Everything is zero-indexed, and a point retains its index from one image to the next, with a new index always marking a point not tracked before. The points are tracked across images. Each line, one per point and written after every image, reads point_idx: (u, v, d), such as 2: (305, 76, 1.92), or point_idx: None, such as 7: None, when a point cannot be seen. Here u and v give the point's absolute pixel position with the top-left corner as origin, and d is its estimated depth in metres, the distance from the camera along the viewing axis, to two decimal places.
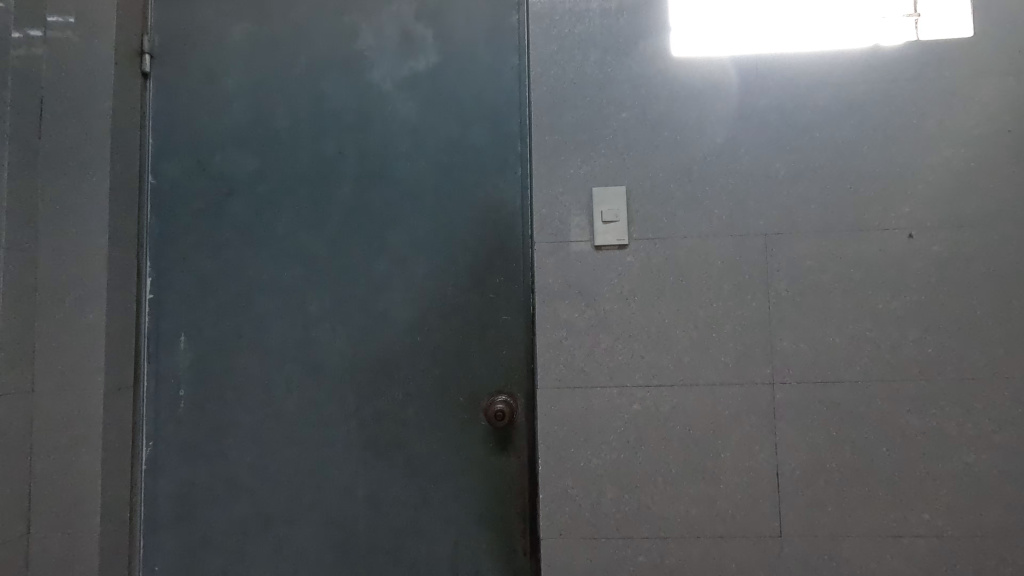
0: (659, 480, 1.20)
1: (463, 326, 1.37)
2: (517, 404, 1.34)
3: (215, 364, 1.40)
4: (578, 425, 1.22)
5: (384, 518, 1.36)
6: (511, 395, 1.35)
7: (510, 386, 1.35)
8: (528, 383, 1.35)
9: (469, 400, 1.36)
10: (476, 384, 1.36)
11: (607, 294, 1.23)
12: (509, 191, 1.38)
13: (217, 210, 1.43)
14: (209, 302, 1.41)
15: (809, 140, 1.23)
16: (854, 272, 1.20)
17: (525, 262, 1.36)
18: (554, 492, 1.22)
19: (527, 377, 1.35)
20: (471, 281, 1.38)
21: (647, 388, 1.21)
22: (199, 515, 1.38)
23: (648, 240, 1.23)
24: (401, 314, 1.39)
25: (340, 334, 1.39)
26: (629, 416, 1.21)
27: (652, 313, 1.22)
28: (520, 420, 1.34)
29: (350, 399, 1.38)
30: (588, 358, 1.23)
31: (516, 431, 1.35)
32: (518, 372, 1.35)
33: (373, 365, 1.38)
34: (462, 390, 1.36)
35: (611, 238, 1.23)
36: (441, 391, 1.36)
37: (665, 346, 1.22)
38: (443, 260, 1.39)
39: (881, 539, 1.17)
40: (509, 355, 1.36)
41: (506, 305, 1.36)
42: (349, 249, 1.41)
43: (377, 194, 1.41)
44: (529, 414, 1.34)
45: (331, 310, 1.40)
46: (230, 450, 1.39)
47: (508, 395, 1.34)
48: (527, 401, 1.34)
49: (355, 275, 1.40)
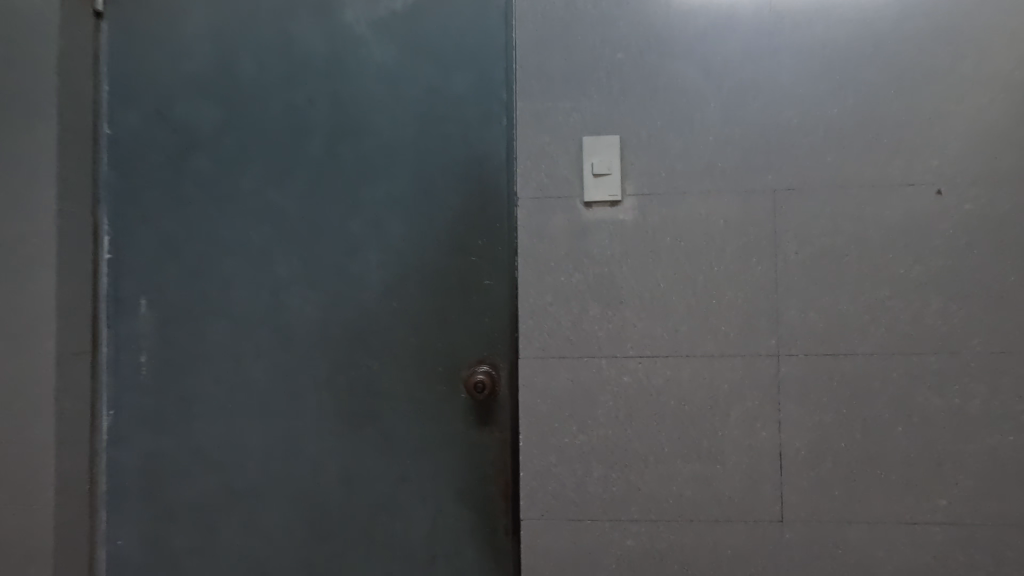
0: (650, 459, 1.10)
1: (443, 292, 1.27)
2: (500, 374, 1.25)
3: (179, 330, 1.31)
4: (563, 398, 1.12)
5: (358, 494, 1.28)
6: (494, 365, 1.25)
7: (493, 356, 1.25)
8: (512, 354, 1.24)
9: (449, 371, 1.26)
10: (456, 354, 1.26)
11: (597, 256, 1.12)
12: (493, 144, 1.26)
13: (179, 164, 1.32)
14: (171, 264, 1.31)
15: (827, 84, 1.09)
16: (873, 234, 1.08)
17: (510, 222, 1.25)
18: (536, 470, 1.12)
19: (511, 346, 1.24)
20: (451, 242, 1.27)
21: (639, 359, 1.11)
22: (164, 489, 1.31)
23: (643, 196, 1.11)
24: (376, 278, 1.28)
25: (311, 299, 1.29)
26: (618, 389, 1.11)
27: (647, 277, 1.11)
28: (503, 392, 1.25)
29: (322, 368, 1.29)
30: (574, 326, 1.12)
31: (499, 405, 1.25)
32: (502, 342, 1.25)
33: (347, 333, 1.28)
34: (441, 359, 1.26)
35: (602, 193, 1.11)
36: (419, 361, 1.27)
37: (659, 313, 1.11)
38: (421, 220, 1.28)
39: (891, 527, 1.07)
40: (491, 323, 1.25)
41: (489, 269, 1.25)
42: (321, 207, 1.30)
43: (352, 147, 1.30)
44: (512, 386, 1.24)
45: (301, 273, 1.30)
46: (195, 420, 1.31)
47: (490, 365, 1.25)
48: (510, 372, 1.24)
49: (328, 235, 1.30)
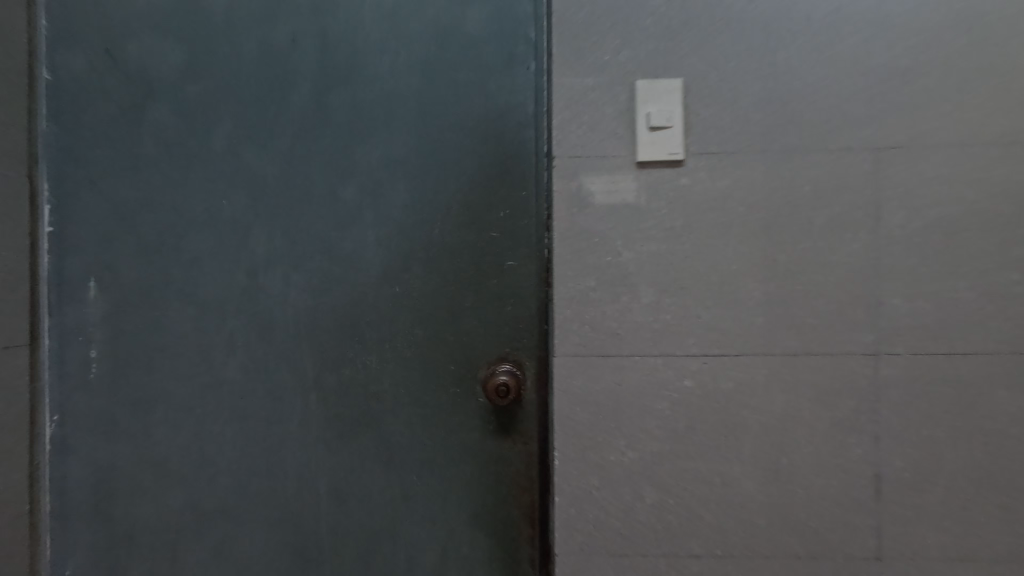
0: (715, 481, 0.90)
1: (456, 274, 1.04)
2: (525, 375, 1.03)
3: (138, 319, 1.08)
4: (608, 406, 0.90)
5: (353, 517, 1.07)
6: (518, 364, 1.03)
7: (517, 353, 1.03)
8: (540, 349, 1.03)
9: (464, 371, 1.04)
10: (473, 350, 1.04)
11: (653, 232, 0.90)
12: (518, 94, 1.03)
13: (134, 117, 1.08)
14: (127, 238, 1.08)
15: (944, 13, 0.87)
16: (999, 203, 0.86)
17: (538, 190, 1.03)
18: (574, 494, 0.91)
19: (539, 341, 1.03)
20: (466, 214, 1.04)
21: (703, 358, 0.89)
22: (122, 509, 1.09)
23: (710, 154, 0.89)
24: (375, 258, 1.06)
25: (297, 282, 1.07)
26: (676, 395, 0.90)
27: (713, 257, 0.89)
28: (530, 396, 1.03)
29: (310, 366, 1.07)
30: (622, 317, 0.90)
31: (524, 411, 1.03)
32: (528, 335, 1.03)
33: (340, 324, 1.06)
34: (454, 357, 1.04)
35: (659, 151, 0.89)
36: (427, 359, 1.05)
37: (728, 302, 0.89)
38: (430, 186, 1.05)
39: (1013, 566, 0.87)
40: (515, 313, 1.03)
41: (513, 247, 1.03)
42: (308, 172, 1.07)
43: (345, 98, 1.06)
44: (540, 388, 1.03)
45: (284, 252, 1.07)
46: (157, 427, 1.09)
47: (514, 363, 1.03)
48: (538, 371, 1.03)
49: (317, 206, 1.07)
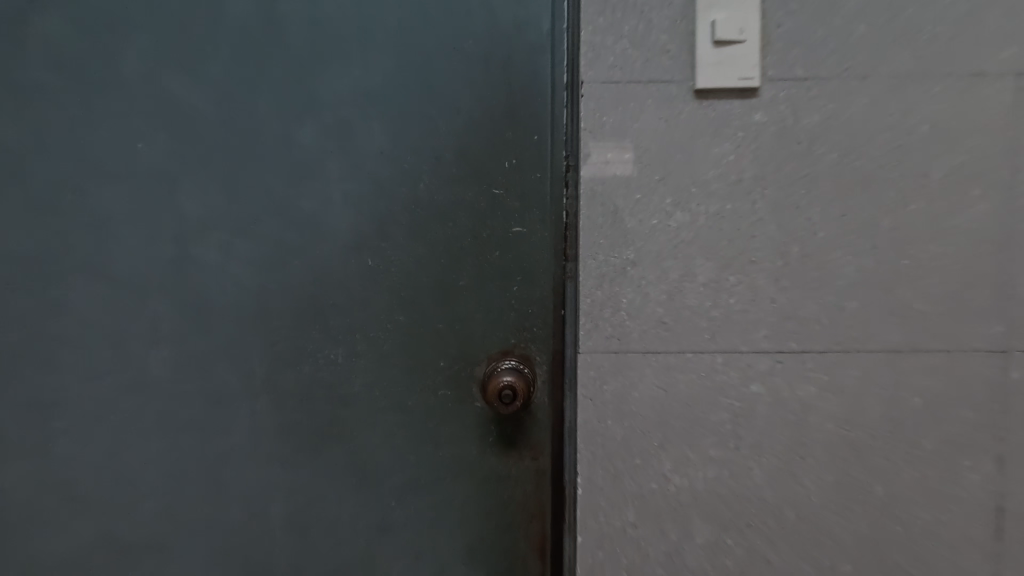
0: (789, 516, 0.68)
1: (448, 245, 0.81)
2: (536, 374, 0.81)
3: (28, 299, 0.83)
4: (650, 420, 0.68)
5: (317, 552, 0.84)
6: (527, 360, 0.80)
7: (526, 346, 0.81)
8: (555, 342, 0.80)
9: (458, 368, 0.81)
10: (469, 342, 0.81)
11: (714, 186, 0.67)
12: (530, 7, 0.79)
13: (18, 31, 0.81)
14: (10, 194, 0.82)
15: None
16: None
17: (556, 135, 0.79)
18: (604, 533, 0.69)
19: (554, 331, 0.80)
20: (461, 165, 0.80)
21: (777, 357, 0.67)
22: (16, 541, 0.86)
23: (795, 80, 0.66)
24: (343, 222, 0.81)
25: (240, 254, 0.82)
26: (741, 405, 0.68)
27: (796, 221, 0.67)
28: (542, 401, 0.81)
29: (259, 362, 0.82)
30: (671, 301, 0.68)
31: (535, 420, 0.81)
32: (540, 324, 0.81)
33: (297, 308, 0.82)
34: (445, 351, 0.81)
35: (727, 75, 0.66)
36: (411, 353, 0.82)
37: (813, 282, 0.67)
38: (414, 129, 0.80)
39: None
40: (524, 295, 0.80)
41: (522, 210, 0.80)
42: (253, 108, 0.81)
43: (302, 9, 0.80)
44: (555, 391, 0.81)
45: (223, 213, 0.82)
46: (60, 439, 0.84)
47: (522, 360, 0.80)
48: (552, 370, 0.80)
49: (266, 153, 0.81)
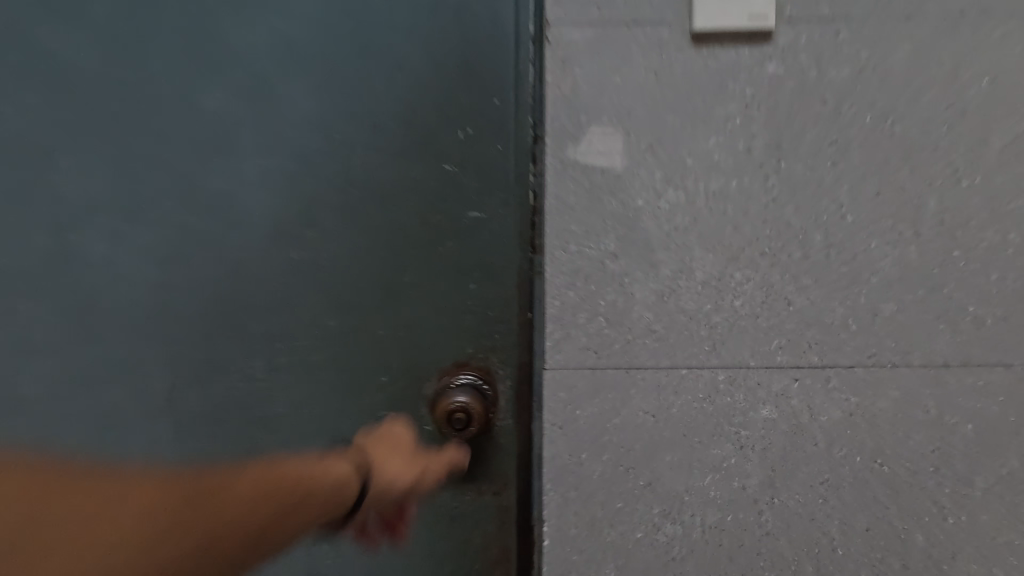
0: (808, 572, 0.55)
1: (390, 233, 0.66)
2: (498, 393, 0.66)
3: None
4: (635, 453, 0.54)
5: None
6: (487, 375, 0.66)
7: (486, 358, 0.66)
8: (521, 353, 0.65)
9: (402, 385, 0.67)
10: (416, 352, 0.66)
11: (717, 158, 0.53)
12: None
13: None
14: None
15: None
16: None
17: (522, 98, 0.64)
18: None
19: (520, 339, 0.66)
20: (404, 135, 0.65)
21: (795, 374, 0.53)
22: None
23: (819, 21, 0.51)
24: (259, 205, 0.66)
25: (133, 244, 0.67)
26: (749, 435, 0.54)
27: (820, 201, 0.52)
28: (505, 425, 0.67)
29: (159, 377, 0.67)
30: (662, 304, 0.54)
31: (496, 447, 0.67)
32: (502, 331, 0.66)
33: (206, 310, 0.67)
34: (387, 364, 0.67)
35: (732, 13, 0.51)
36: (345, 365, 0.67)
37: (841, 279, 0.53)
38: (346, 91, 0.65)
39: None
40: (483, 296, 0.66)
41: (481, 191, 0.65)
42: (147, 62, 0.66)
43: None
44: (521, 412, 0.66)
45: (110, 193, 0.66)
46: None
47: (481, 374, 0.66)
48: (518, 387, 0.66)
49: (162, 118, 0.66)
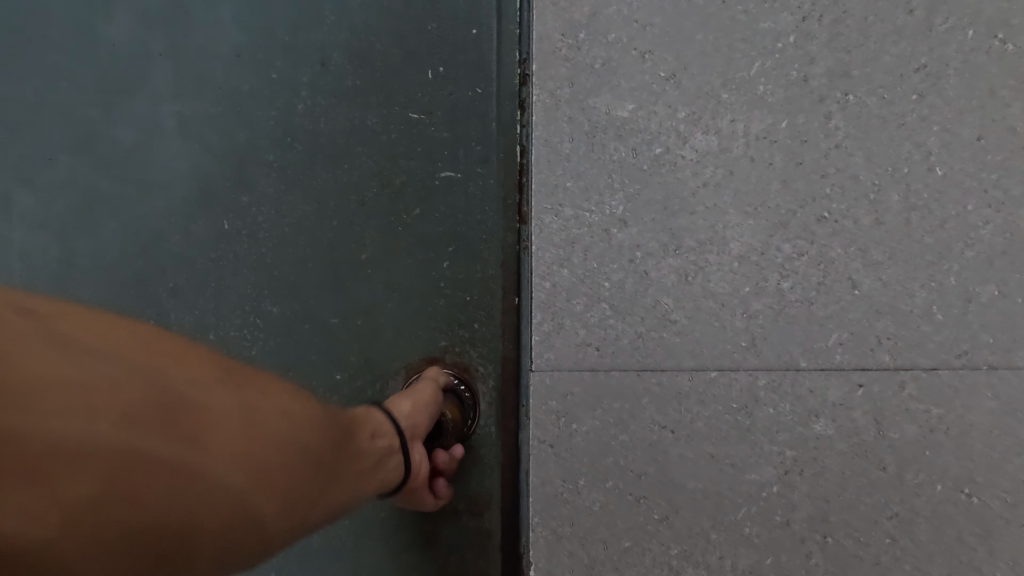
0: None
1: (341, 196, 0.54)
2: (477, 395, 0.53)
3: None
4: (647, 480, 0.42)
5: None
6: (466, 374, 0.53)
7: (462, 353, 0.53)
8: (506, 346, 0.52)
9: (359, 385, 0.55)
10: (376, 344, 0.54)
11: (761, 89, 0.39)
12: None
13: None
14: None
15: None
16: None
17: (500, 26, 0.52)
18: None
19: (504, 330, 0.52)
20: (361, 81, 0.54)
21: (859, 378, 0.41)
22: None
23: None
24: (192, 166, 0.57)
25: (41, 207, 0.59)
26: (798, 458, 0.41)
27: (900, 147, 0.39)
28: (487, 436, 0.53)
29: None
30: (685, 287, 0.41)
31: (476, 462, 0.54)
32: (484, 321, 0.53)
33: (116, 289, 0.57)
34: (342, 360, 0.55)
35: None
36: (288, 361, 0.55)
37: (925, 252, 0.40)
38: (295, 31, 0.55)
39: None
40: (457, 275, 0.53)
41: (453, 145, 0.53)
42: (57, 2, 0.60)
43: None
44: (506, 419, 0.52)
45: (11, 149, 0.59)
46: None
47: (458, 373, 0.53)
48: (502, 390, 0.52)
49: (72, 65, 0.59)
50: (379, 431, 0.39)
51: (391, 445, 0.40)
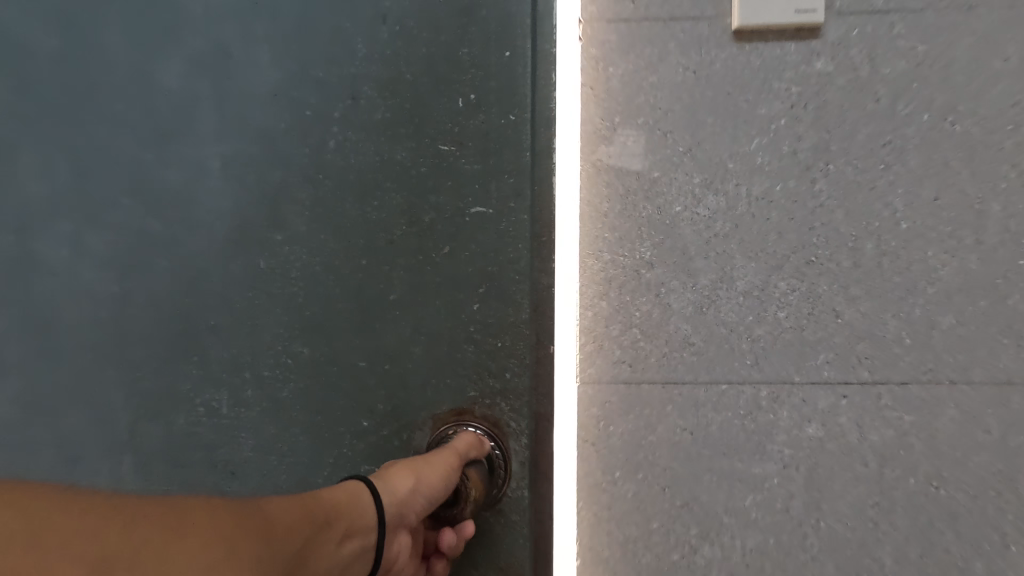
0: None
1: (374, 243, 0.57)
2: (509, 452, 0.55)
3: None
4: (672, 473, 0.52)
5: None
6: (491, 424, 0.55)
7: (492, 404, 0.56)
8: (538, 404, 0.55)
9: (390, 429, 0.58)
10: (404, 391, 0.57)
11: (759, 160, 0.50)
12: None
13: None
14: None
15: None
16: None
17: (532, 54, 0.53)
18: None
19: (534, 374, 0.55)
20: (397, 125, 0.56)
21: (843, 390, 0.50)
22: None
23: (874, 12, 0.48)
24: (236, 204, 0.59)
25: (100, 250, 0.62)
26: (794, 455, 0.51)
27: (873, 206, 0.49)
28: (515, 474, 0.56)
29: (125, 403, 0.62)
30: (702, 316, 0.51)
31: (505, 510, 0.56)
32: (513, 369, 0.55)
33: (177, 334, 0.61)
34: (371, 407, 0.58)
35: (777, 6, 0.48)
36: (320, 403, 0.59)
37: (895, 288, 0.49)
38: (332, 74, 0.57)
39: None
40: (489, 325, 0.56)
41: (483, 182, 0.55)
42: (109, 49, 0.61)
43: None
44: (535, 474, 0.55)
45: (73, 194, 0.62)
46: None
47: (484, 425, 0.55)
48: (533, 433, 0.55)
49: (130, 112, 0.61)
50: (352, 530, 0.34)
51: (359, 548, 0.34)
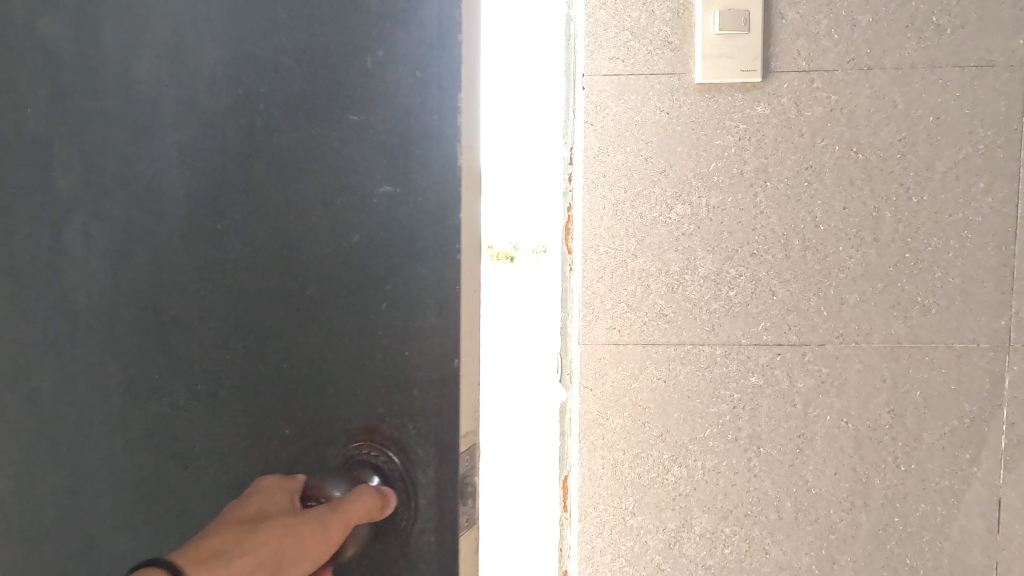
0: (788, 507, 0.69)
1: (283, 261, 0.58)
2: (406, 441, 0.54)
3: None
4: (651, 411, 0.69)
5: None
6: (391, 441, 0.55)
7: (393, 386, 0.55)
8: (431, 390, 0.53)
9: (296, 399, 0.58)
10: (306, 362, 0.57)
11: (715, 179, 0.67)
12: None
13: None
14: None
15: None
16: None
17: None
18: (607, 520, 0.71)
19: (438, 393, 0.54)
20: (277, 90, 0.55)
21: (777, 349, 0.68)
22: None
23: (798, 71, 0.65)
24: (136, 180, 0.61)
25: (95, 246, 0.63)
26: (740, 397, 0.68)
27: (798, 213, 0.67)
28: (422, 511, 0.54)
29: (49, 408, 0.64)
30: (673, 294, 0.68)
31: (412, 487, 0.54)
32: (420, 385, 0.55)
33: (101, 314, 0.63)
34: (274, 402, 0.59)
35: (728, 66, 0.65)
36: (231, 377, 0.60)
37: (815, 273, 0.67)
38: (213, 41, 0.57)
39: None
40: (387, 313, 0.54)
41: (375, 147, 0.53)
42: (122, 71, 0.60)
43: None
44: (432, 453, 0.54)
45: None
46: None
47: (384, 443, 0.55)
48: (439, 464, 0.54)
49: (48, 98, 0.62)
50: None
51: None
